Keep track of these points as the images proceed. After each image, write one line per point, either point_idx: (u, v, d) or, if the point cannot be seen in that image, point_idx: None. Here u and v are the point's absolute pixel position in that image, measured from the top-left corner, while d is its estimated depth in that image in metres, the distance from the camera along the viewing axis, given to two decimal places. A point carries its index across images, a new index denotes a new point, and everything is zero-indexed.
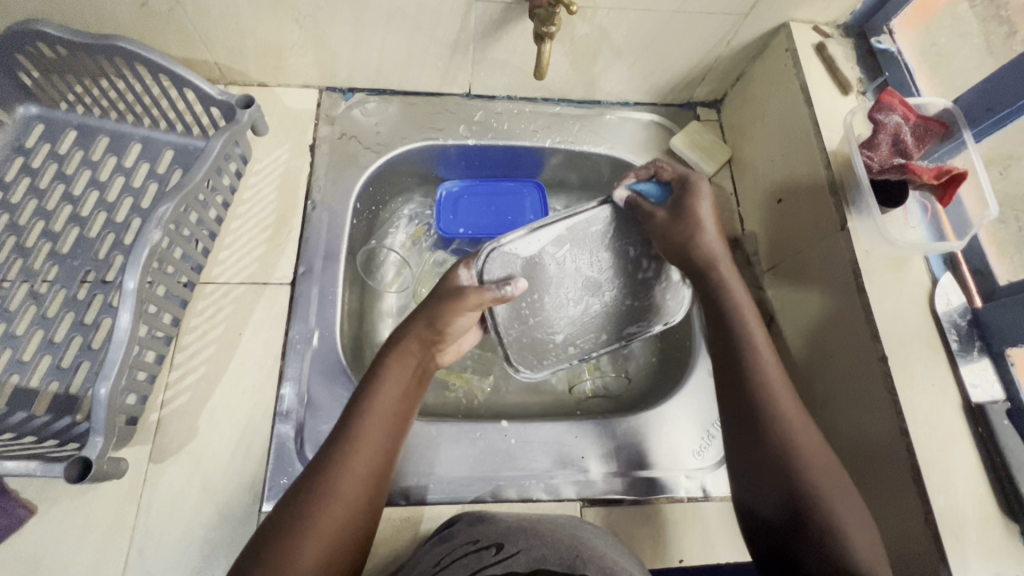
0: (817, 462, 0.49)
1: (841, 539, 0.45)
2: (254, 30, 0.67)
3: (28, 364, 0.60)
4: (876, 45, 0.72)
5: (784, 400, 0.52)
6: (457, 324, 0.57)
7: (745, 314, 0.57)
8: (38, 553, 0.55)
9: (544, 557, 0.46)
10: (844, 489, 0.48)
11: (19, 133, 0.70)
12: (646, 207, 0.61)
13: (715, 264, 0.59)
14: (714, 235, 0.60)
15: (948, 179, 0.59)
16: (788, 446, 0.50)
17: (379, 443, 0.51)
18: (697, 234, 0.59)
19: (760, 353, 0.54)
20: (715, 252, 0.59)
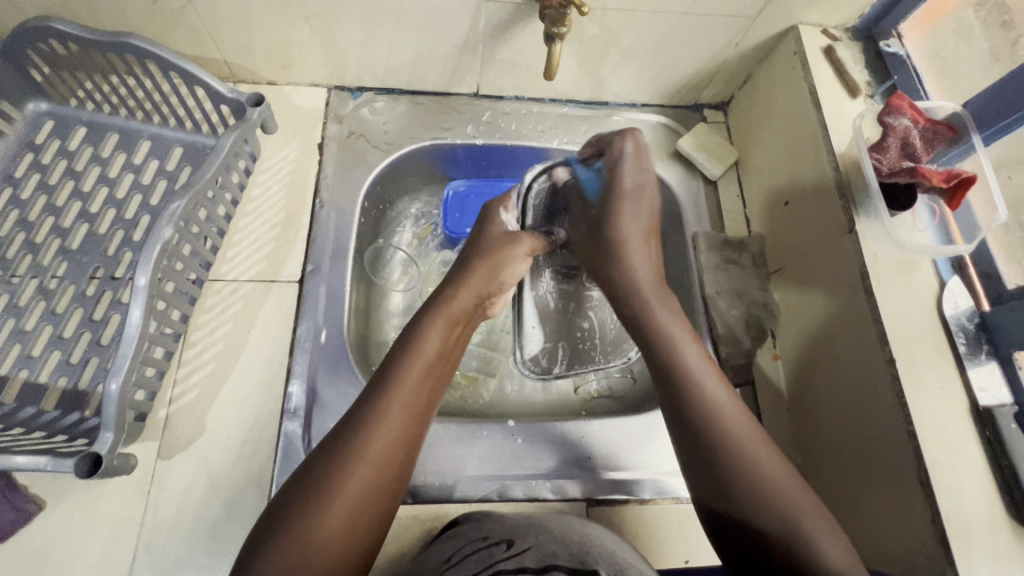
0: (778, 483, 0.46)
1: (806, 538, 0.43)
2: (264, 28, 0.67)
3: (37, 360, 0.60)
4: (885, 48, 0.72)
5: (728, 408, 0.50)
6: (510, 271, 0.63)
7: (672, 331, 0.56)
8: (47, 548, 0.55)
9: (555, 553, 0.46)
10: (801, 488, 0.46)
11: (30, 130, 0.70)
12: (579, 200, 0.68)
13: (637, 290, 0.61)
14: (642, 260, 0.63)
15: (956, 183, 0.58)
16: (743, 469, 0.46)
17: (401, 422, 0.48)
18: (623, 259, 0.63)
19: (700, 378, 0.52)
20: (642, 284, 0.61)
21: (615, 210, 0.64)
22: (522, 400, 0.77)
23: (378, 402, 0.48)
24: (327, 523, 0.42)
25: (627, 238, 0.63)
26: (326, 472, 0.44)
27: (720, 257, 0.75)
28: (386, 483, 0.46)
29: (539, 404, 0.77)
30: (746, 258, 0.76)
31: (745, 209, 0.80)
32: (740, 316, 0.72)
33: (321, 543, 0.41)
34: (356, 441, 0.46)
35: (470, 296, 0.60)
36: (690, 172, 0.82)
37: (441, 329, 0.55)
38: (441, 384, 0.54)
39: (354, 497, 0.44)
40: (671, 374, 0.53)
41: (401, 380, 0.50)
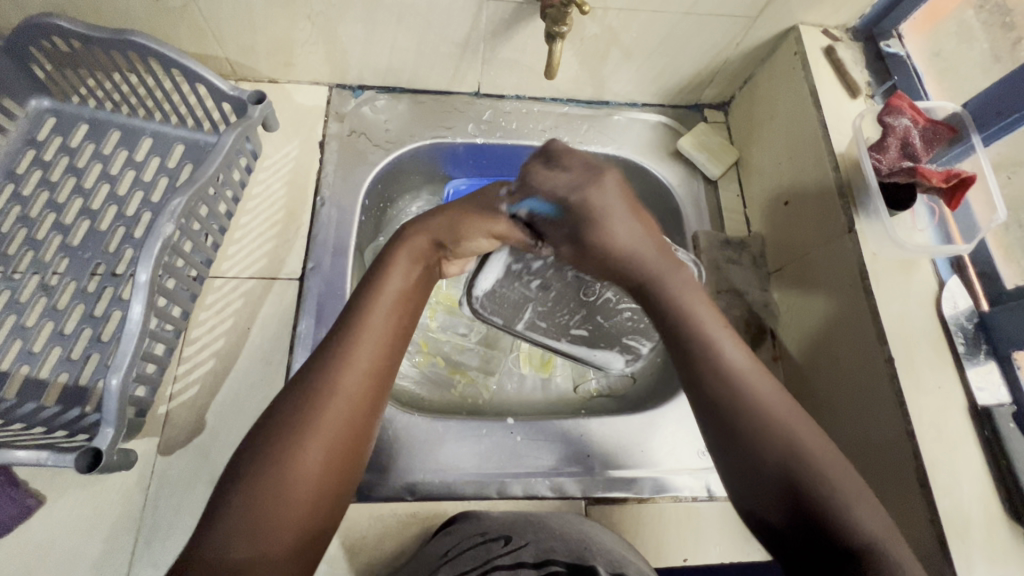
0: (815, 453, 0.44)
1: (846, 514, 0.41)
2: (266, 26, 0.67)
3: (38, 356, 0.60)
4: (885, 49, 0.72)
5: (761, 386, 0.47)
6: (475, 234, 0.59)
7: (693, 306, 0.52)
8: (47, 543, 0.55)
9: (552, 549, 0.46)
10: (838, 464, 0.44)
11: (32, 126, 0.71)
12: (545, 230, 0.57)
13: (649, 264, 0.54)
14: (638, 239, 0.55)
15: (956, 182, 0.59)
16: (772, 430, 0.45)
17: (361, 384, 0.46)
18: (607, 241, 0.54)
19: (719, 346, 0.49)
20: (648, 255, 0.54)
21: (585, 216, 0.53)
22: (521, 399, 0.77)
23: (334, 365, 0.45)
24: (303, 461, 0.42)
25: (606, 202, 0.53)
26: (293, 411, 0.43)
27: (720, 256, 0.75)
28: (358, 423, 0.45)
29: (539, 403, 0.77)
30: (746, 258, 0.76)
31: (745, 209, 0.80)
32: (739, 315, 0.72)
33: (297, 482, 0.41)
34: (324, 384, 0.45)
35: (426, 239, 0.57)
36: (690, 172, 0.82)
37: (403, 268, 0.54)
38: (403, 342, 0.52)
39: (325, 436, 0.43)
40: (688, 355, 0.49)
41: (364, 321, 0.49)
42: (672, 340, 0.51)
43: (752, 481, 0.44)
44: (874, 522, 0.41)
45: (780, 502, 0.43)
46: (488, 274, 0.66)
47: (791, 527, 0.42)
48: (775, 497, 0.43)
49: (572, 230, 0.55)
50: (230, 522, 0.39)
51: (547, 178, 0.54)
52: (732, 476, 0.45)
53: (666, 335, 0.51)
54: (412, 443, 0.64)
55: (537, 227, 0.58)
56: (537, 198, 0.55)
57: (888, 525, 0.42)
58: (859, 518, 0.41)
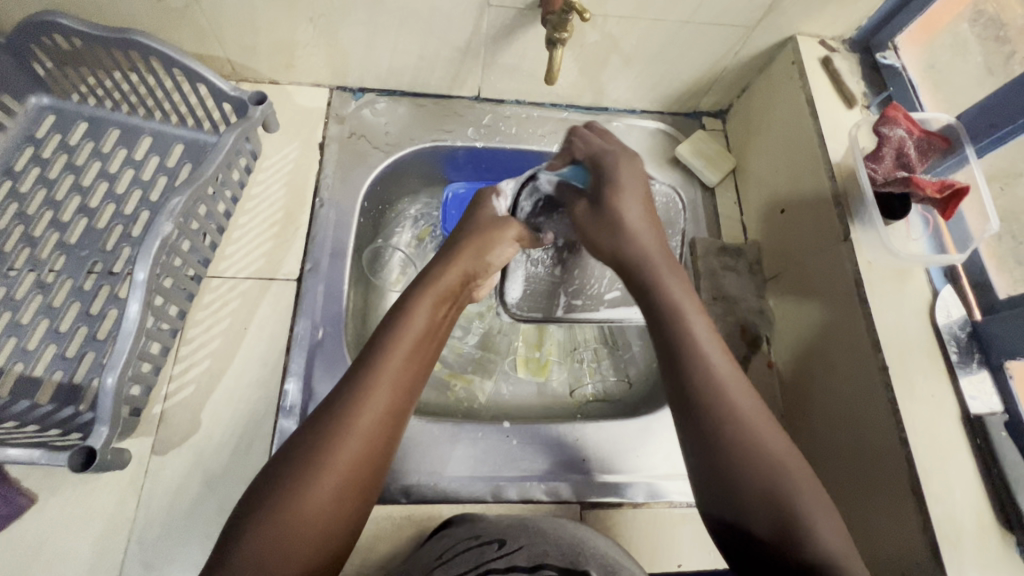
0: (781, 467, 0.45)
1: (811, 533, 0.42)
2: (268, 28, 0.68)
3: (32, 354, 0.60)
4: (881, 60, 0.73)
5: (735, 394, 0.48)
6: (497, 253, 0.63)
7: (685, 307, 0.54)
8: (38, 542, 0.55)
9: (545, 553, 0.46)
10: (810, 485, 0.45)
11: (31, 124, 0.71)
12: (570, 195, 0.65)
13: (650, 261, 0.57)
14: (642, 230, 0.59)
15: (950, 193, 0.59)
16: (749, 457, 0.45)
17: (390, 397, 0.48)
18: (620, 227, 0.59)
19: (706, 354, 0.50)
20: (648, 251, 0.58)
21: (609, 181, 0.61)
22: (516, 402, 0.77)
23: (369, 376, 0.48)
24: (320, 493, 0.42)
25: (625, 183, 0.61)
26: (312, 449, 0.44)
27: (717, 263, 0.76)
28: (373, 458, 0.46)
29: (534, 406, 0.76)
30: (743, 265, 0.76)
31: (741, 216, 0.81)
32: (734, 322, 0.73)
33: (313, 516, 0.42)
34: (347, 415, 0.46)
35: (457, 275, 0.60)
36: (688, 179, 0.83)
37: (427, 306, 0.55)
38: (428, 361, 0.54)
39: (345, 470, 0.44)
40: (679, 356, 0.51)
41: (388, 354, 0.50)
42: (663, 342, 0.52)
43: (722, 492, 0.46)
44: (836, 541, 0.42)
45: (739, 508, 0.45)
46: (511, 278, 0.70)
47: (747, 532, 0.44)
48: (735, 505, 0.45)
49: (596, 192, 0.62)
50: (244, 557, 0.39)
51: (585, 144, 0.64)
52: (700, 481, 0.47)
53: (655, 331, 0.53)
54: (406, 445, 0.64)
55: (563, 198, 0.66)
56: (574, 166, 0.66)
57: (847, 539, 0.43)
58: (822, 537, 0.42)
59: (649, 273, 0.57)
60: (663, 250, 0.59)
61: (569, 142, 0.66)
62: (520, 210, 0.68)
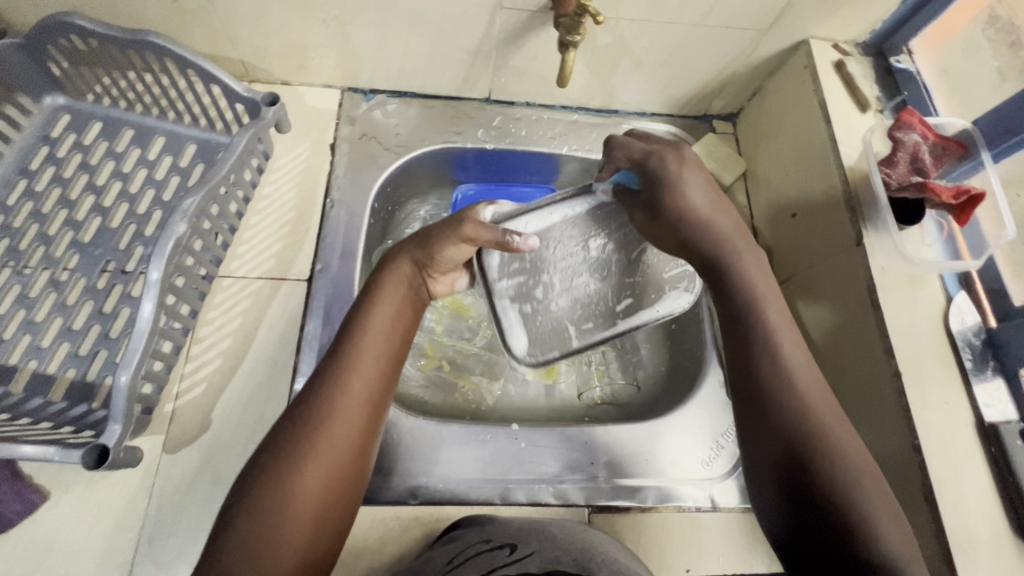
0: (847, 455, 0.44)
1: (872, 530, 0.41)
2: (282, 30, 0.68)
3: (46, 351, 0.60)
4: (894, 64, 0.72)
5: (804, 381, 0.47)
6: (449, 254, 0.57)
7: (762, 293, 0.50)
8: (50, 539, 0.55)
9: (556, 559, 0.46)
10: (871, 477, 0.44)
11: (46, 123, 0.71)
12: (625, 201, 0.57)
13: (730, 243, 0.52)
14: (722, 219, 0.53)
15: (966, 199, 0.59)
16: (812, 441, 0.44)
17: (369, 380, 0.48)
18: (687, 223, 0.52)
19: (779, 342, 0.48)
20: (726, 234, 0.52)
21: (663, 183, 0.53)
22: (524, 405, 0.77)
23: (345, 359, 0.49)
24: (304, 484, 0.42)
25: (687, 182, 0.53)
26: (291, 441, 0.44)
27: None
28: (356, 447, 0.46)
29: (542, 409, 0.77)
30: None
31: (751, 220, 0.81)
32: None
33: (302, 507, 0.42)
34: (322, 404, 0.46)
35: (416, 266, 0.57)
36: None
37: (398, 295, 0.55)
38: (405, 343, 0.54)
39: (331, 457, 0.44)
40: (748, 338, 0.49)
41: (361, 342, 0.50)
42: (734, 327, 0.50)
43: (783, 479, 0.44)
44: (897, 541, 0.41)
45: (794, 496, 0.43)
46: (513, 330, 0.65)
47: (811, 528, 0.42)
48: (798, 495, 0.43)
49: (648, 197, 0.54)
50: (237, 547, 0.39)
51: (626, 148, 0.57)
52: (759, 466, 0.46)
53: (726, 316, 0.51)
54: (414, 447, 0.64)
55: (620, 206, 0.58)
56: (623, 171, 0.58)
57: (909, 544, 0.41)
58: (883, 535, 0.41)
59: (718, 262, 0.52)
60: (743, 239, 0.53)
61: (609, 154, 0.58)
62: (490, 265, 0.62)
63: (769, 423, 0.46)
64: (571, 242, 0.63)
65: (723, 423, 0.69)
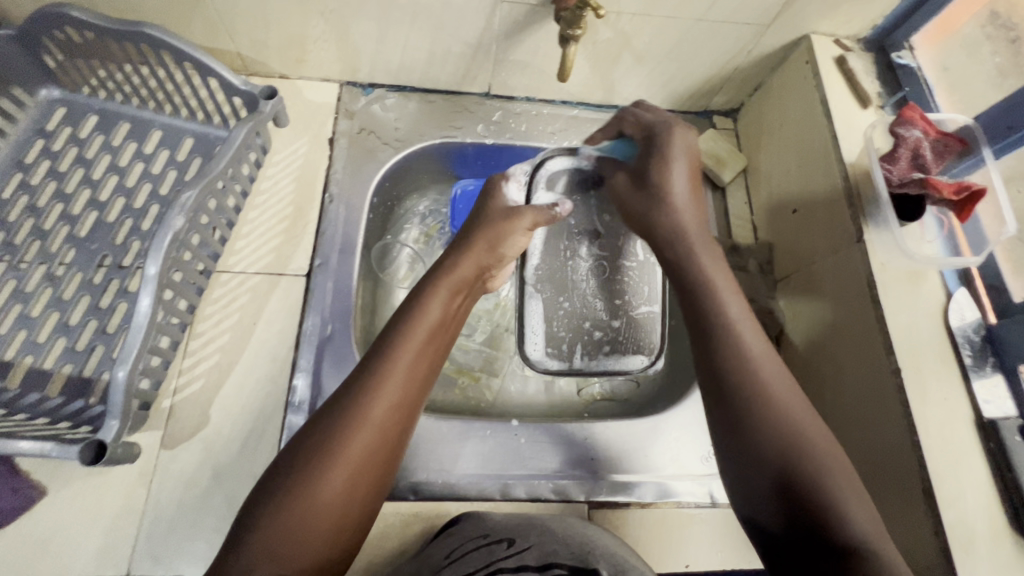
0: (818, 443, 0.43)
1: (840, 517, 0.40)
2: (280, 23, 0.67)
3: (43, 346, 0.60)
4: (896, 60, 0.72)
5: (770, 371, 0.47)
6: (512, 245, 0.63)
7: (714, 283, 0.52)
8: (48, 535, 0.55)
9: (555, 552, 0.46)
10: (842, 464, 0.43)
11: (41, 116, 0.71)
12: (612, 165, 0.65)
13: (684, 237, 0.56)
14: (683, 209, 0.58)
15: (966, 196, 0.59)
16: (776, 424, 0.44)
17: (403, 384, 0.48)
18: (659, 207, 0.58)
19: (738, 328, 0.49)
20: (686, 229, 0.56)
21: (657, 153, 0.60)
22: (525, 401, 0.77)
23: (381, 365, 0.48)
24: (330, 485, 0.42)
25: (673, 158, 0.59)
26: (326, 439, 0.43)
27: (728, 263, 0.76)
28: (388, 450, 0.46)
29: (542, 404, 0.77)
30: (753, 265, 0.76)
31: (752, 215, 0.80)
32: None
33: (328, 504, 0.42)
34: (364, 402, 0.45)
35: (472, 267, 0.59)
36: (699, 178, 0.82)
37: (441, 299, 0.55)
38: (442, 350, 0.54)
39: (355, 460, 0.43)
40: (708, 324, 0.50)
41: (405, 343, 0.50)
42: (692, 313, 0.51)
43: (748, 461, 0.44)
44: (867, 527, 0.40)
45: (760, 478, 0.43)
46: (625, 360, 0.71)
47: (778, 507, 0.42)
48: (761, 478, 0.43)
49: (640, 165, 0.61)
50: (254, 548, 0.39)
51: (635, 118, 0.64)
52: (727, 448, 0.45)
53: (685, 302, 0.52)
54: (415, 443, 0.64)
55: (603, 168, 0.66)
56: (618, 139, 0.66)
57: (879, 527, 0.40)
58: (851, 521, 0.40)
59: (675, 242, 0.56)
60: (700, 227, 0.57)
61: (619, 118, 0.66)
62: (556, 365, 0.70)
63: (740, 406, 0.45)
64: (575, 283, 0.71)
65: None
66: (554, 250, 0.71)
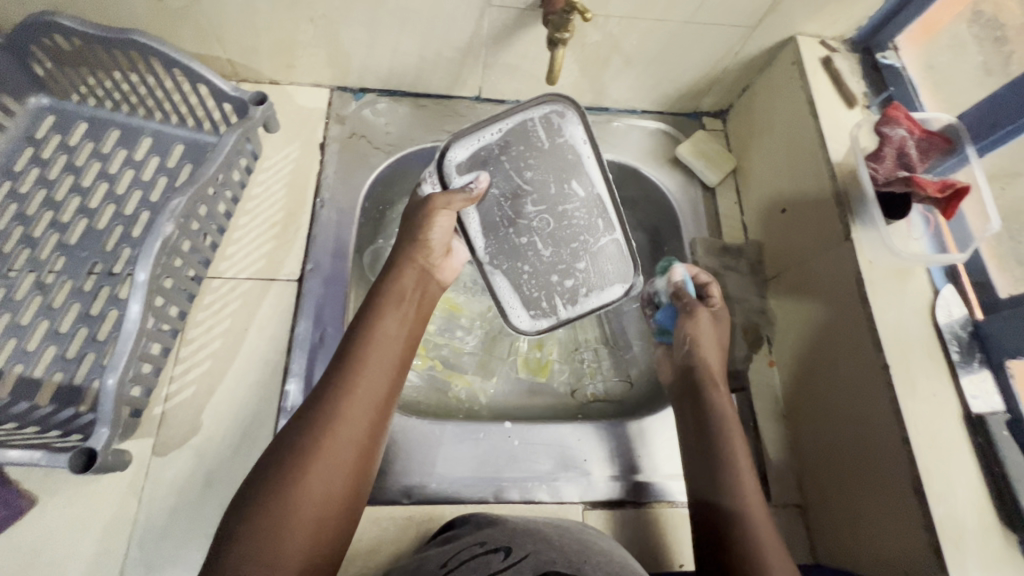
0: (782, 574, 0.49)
1: None
2: (269, 29, 0.68)
3: (32, 355, 0.59)
4: (881, 60, 0.74)
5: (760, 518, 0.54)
6: (437, 234, 0.62)
7: (728, 423, 0.60)
8: (38, 545, 0.54)
9: (551, 560, 0.46)
10: None
11: (30, 124, 0.70)
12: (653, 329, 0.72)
13: (713, 380, 0.64)
14: (712, 359, 0.66)
15: (951, 193, 0.59)
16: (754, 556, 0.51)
17: (376, 377, 0.51)
18: (691, 350, 0.66)
19: (738, 464, 0.57)
20: (706, 366, 0.65)
21: (687, 317, 0.68)
22: (518, 404, 0.77)
23: (355, 358, 0.51)
24: (312, 480, 0.44)
25: (699, 337, 0.66)
26: (294, 445, 0.45)
27: (717, 263, 0.77)
28: (362, 448, 0.48)
29: (535, 407, 0.76)
30: (744, 265, 0.77)
31: (742, 216, 0.81)
32: (733, 321, 0.75)
33: (306, 509, 0.43)
34: (326, 408, 0.47)
35: (411, 272, 0.61)
36: (689, 179, 0.83)
37: (398, 295, 0.58)
38: (412, 345, 0.57)
39: (334, 455, 0.46)
40: (713, 458, 0.58)
41: (364, 350, 0.52)
42: (702, 448, 0.60)
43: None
44: None
45: None
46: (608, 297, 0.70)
47: None
48: None
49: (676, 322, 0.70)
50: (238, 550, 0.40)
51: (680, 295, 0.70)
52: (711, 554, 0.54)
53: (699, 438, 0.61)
54: (410, 445, 0.64)
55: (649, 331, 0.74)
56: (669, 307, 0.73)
57: None
58: None
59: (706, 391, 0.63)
60: (723, 376, 0.65)
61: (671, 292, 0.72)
62: (542, 326, 0.70)
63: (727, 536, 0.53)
64: (523, 247, 0.69)
65: None
66: (487, 225, 0.68)
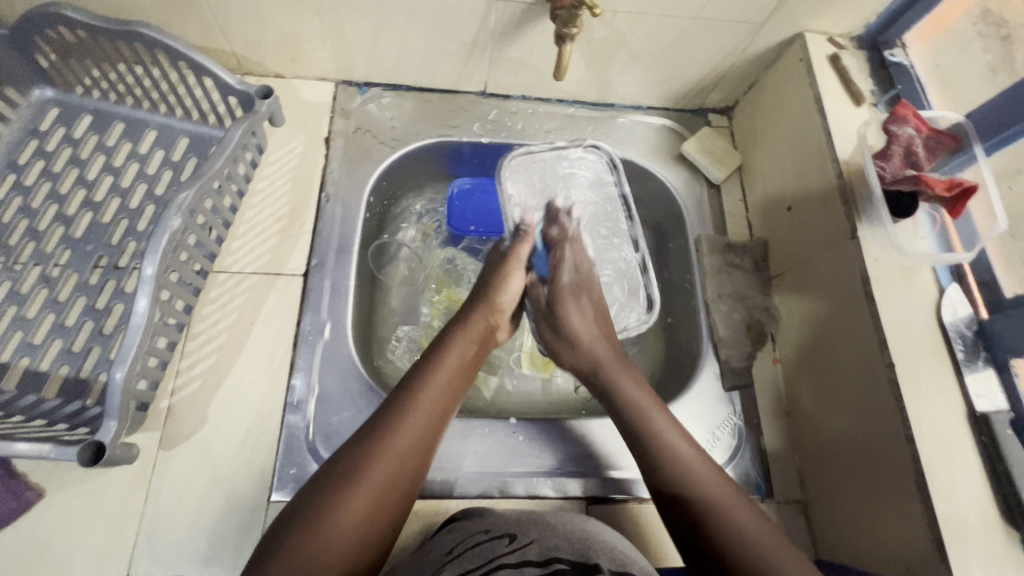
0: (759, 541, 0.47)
1: None
2: (275, 22, 0.67)
3: (39, 348, 0.59)
4: (889, 58, 0.73)
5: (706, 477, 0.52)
6: (510, 293, 0.66)
7: (638, 398, 0.60)
8: (45, 537, 0.55)
9: (557, 547, 0.47)
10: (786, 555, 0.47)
11: (35, 117, 0.70)
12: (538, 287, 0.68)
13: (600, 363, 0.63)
14: (596, 339, 0.65)
15: (959, 191, 0.59)
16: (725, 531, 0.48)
17: (431, 407, 0.54)
18: (579, 339, 0.65)
19: (665, 434, 0.56)
20: (599, 355, 0.64)
21: (565, 291, 0.66)
22: (521, 401, 0.77)
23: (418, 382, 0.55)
24: (372, 480, 0.47)
25: (578, 328, 0.65)
26: (351, 460, 0.48)
27: (722, 261, 0.76)
28: (413, 461, 0.51)
29: (539, 404, 0.77)
30: (748, 262, 0.77)
31: (747, 213, 0.81)
32: (740, 319, 0.74)
33: (340, 527, 0.45)
34: (377, 437, 0.50)
35: (481, 324, 0.63)
36: (694, 175, 0.83)
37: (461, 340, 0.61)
38: (466, 388, 0.59)
39: (390, 463, 0.49)
40: (647, 448, 0.55)
41: (420, 387, 0.55)
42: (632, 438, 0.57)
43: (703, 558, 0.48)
44: None
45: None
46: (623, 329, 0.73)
47: None
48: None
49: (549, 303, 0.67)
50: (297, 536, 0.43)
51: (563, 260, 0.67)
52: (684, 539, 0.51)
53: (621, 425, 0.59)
54: None
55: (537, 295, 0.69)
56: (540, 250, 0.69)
57: None
58: None
59: (606, 378, 0.62)
60: (607, 342, 0.65)
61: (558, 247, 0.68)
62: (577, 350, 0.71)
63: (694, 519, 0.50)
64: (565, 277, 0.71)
65: (719, 416, 0.70)
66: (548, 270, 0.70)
